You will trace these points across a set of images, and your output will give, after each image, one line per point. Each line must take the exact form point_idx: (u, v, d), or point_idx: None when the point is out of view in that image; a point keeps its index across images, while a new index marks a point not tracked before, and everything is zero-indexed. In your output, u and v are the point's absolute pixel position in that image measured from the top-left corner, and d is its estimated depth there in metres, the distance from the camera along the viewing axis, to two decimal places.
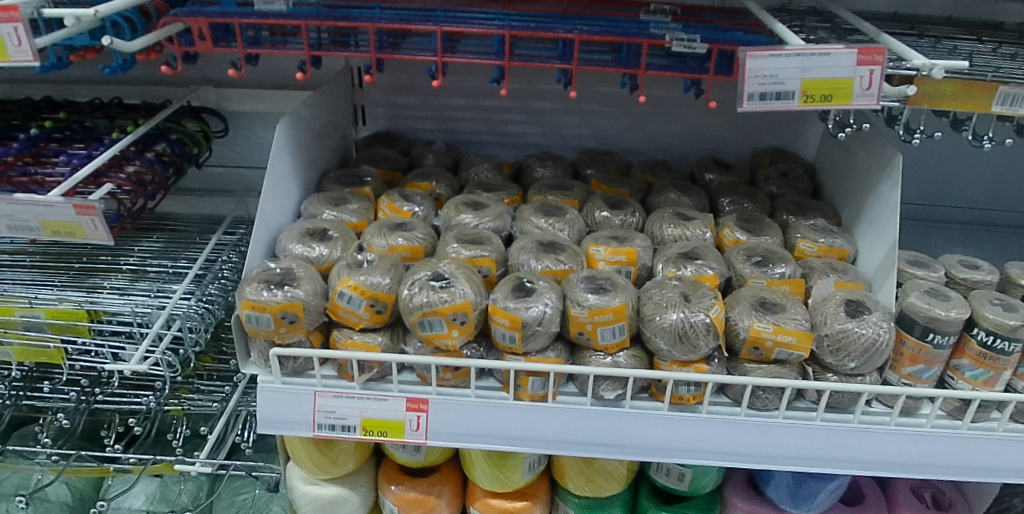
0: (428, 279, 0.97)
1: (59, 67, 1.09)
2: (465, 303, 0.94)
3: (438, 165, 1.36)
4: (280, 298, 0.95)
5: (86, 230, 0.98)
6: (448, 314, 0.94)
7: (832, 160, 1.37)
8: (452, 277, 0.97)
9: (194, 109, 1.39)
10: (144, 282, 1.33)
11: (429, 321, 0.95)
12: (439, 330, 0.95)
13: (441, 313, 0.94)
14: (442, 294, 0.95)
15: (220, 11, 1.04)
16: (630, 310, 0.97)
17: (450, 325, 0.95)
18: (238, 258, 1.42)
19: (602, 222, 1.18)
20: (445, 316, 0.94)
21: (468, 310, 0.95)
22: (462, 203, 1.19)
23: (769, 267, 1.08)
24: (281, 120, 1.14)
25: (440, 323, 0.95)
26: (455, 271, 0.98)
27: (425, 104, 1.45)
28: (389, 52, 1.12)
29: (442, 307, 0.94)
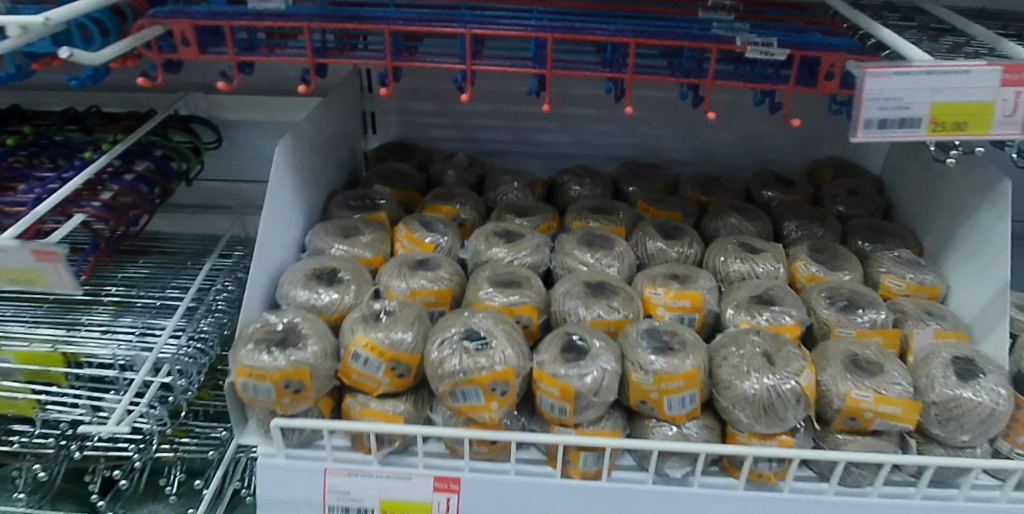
0: (462, 338, 0.81)
1: (19, 77, 0.92)
2: (508, 369, 0.78)
3: (459, 182, 1.20)
4: (282, 363, 0.79)
5: (47, 278, 0.81)
6: (486, 383, 0.78)
7: (909, 176, 1.19)
8: (489, 335, 0.81)
9: (183, 120, 1.22)
10: (129, 317, 1.16)
11: (463, 391, 0.79)
12: (475, 401, 0.79)
13: (478, 382, 0.78)
14: (477, 358, 0.79)
15: (207, 12, 0.87)
16: (703, 374, 0.81)
17: (489, 397, 0.79)
18: (236, 284, 1.25)
19: (656, 254, 1.02)
20: (482, 385, 0.78)
21: (510, 378, 0.79)
22: (493, 233, 1.02)
23: (854, 312, 0.91)
24: (281, 139, 0.97)
25: (475, 393, 0.79)
26: (492, 328, 0.82)
27: (443, 110, 1.28)
28: (408, 58, 0.94)
29: (478, 374, 0.78)
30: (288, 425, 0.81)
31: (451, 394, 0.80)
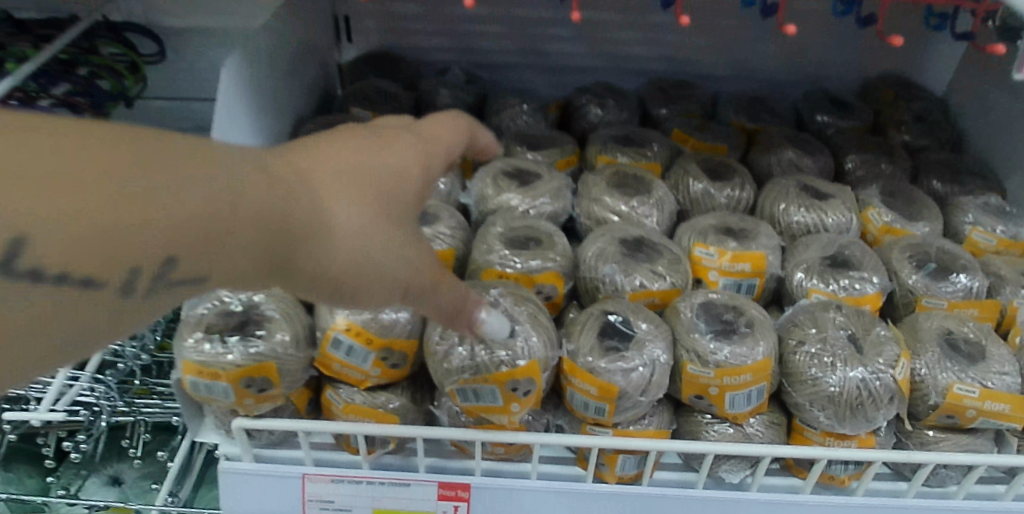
0: None
1: None
2: (533, 366, 0.62)
3: (456, 106, 0.99)
4: (239, 357, 0.62)
5: None
6: (505, 384, 0.62)
7: (986, 98, 0.98)
8: (510, 316, 0.63)
9: (112, 26, 0.98)
10: None
11: (477, 390, 0.63)
12: (490, 401, 0.64)
13: (495, 382, 0.62)
14: (493, 352, 0.62)
15: None
16: (773, 364, 0.65)
17: (508, 398, 0.63)
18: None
19: (700, 199, 0.84)
20: (500, 386, 0.62)
21: (535, 374, 0.63)
22: (502, 174, 0.83)
23: (945, 278, 0.73)
24: (227, 60, 0.76)
25: (491, 393, 0.63)
26: (517, 310, 0.64)
27: (433, 14, 1.05)
28: None
29: (497, 373, 0.62)
30: (255, 427, 0.65)
31: (460, 390, 0.64)
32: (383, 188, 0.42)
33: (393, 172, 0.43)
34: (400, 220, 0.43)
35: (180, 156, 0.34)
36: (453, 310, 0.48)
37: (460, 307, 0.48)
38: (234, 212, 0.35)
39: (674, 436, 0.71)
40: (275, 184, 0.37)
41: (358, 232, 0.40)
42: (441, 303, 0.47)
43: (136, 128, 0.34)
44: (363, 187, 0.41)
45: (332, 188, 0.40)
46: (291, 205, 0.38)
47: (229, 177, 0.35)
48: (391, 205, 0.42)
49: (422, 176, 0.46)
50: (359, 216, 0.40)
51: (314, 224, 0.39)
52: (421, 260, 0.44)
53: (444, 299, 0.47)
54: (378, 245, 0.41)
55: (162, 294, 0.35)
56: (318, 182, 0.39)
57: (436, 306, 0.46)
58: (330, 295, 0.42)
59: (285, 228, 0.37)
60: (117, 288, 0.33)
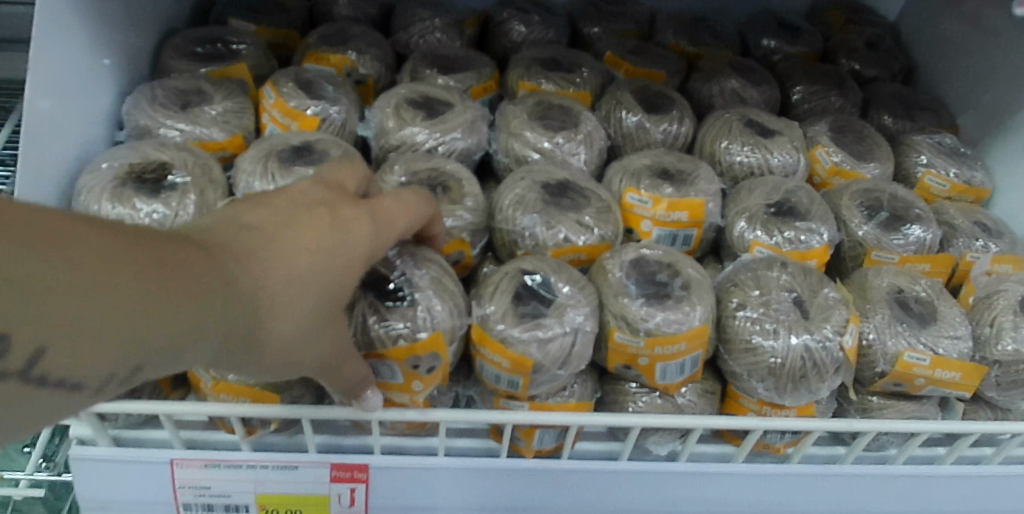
0: (362, 288, 0.53)
1: None
2: (438, 336, 0.53)
3: (356, 17, 0.85)
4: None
5: None
6: (406, 360, 0.53)
7: (942, 23, 0.90)
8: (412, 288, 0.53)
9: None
10: None
11: (375, 368, 0.53)
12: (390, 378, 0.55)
13: (395, 358, 0.53)
14: (395, 323, 0.52)
15: None
16: (711, 328, 0.57)
17: (411, 375, 0.54)
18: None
19: (634, 134, 0.74)
20: (401, 363, 0.53)
21: (443, 349, 0.54)
22: (407, 103, 0.71)
23: (898, 229, 0.66)
24: None
25: (389, 370, 0.54)
26: (424, 281, 0.54)
27: None
28: None
29: (396, 349, 0.52)
30: (106, 410, 0.55)
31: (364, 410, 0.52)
32: (329, 290, 0.40)
33: (349, 264, 0.41)
34: (339, 321, 0.42)
35: (159, 281, 0.32)
36: (357, 384, 0.48)
37: (364, 383, 0.49)
38: (186, 332, 0.33)
39: (598, 406, 0.63)
40: (229, 292, 0.35)
41: (291, 335, 0.39)
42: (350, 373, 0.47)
43: (155, 248, 0.32)
44: (317, 286, 0.39)
45: (278, 286, 0.37)
46: (239, 312, 0.35)
47: (189, 283, 0.33)
48: (334, 304, 0.41)
49: (374, 263, 0.43)
50: (296, 324, 0.39)
51: (251, 326, 0.37)
52: (338, 353, 0.43)
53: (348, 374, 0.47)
54: (306, 346, 0.40)
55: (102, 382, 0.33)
56: (272, 283, 0.37)
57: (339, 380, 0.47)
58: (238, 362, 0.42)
59: (229, 334, 0.36)
60: (58, 389, 0.30)
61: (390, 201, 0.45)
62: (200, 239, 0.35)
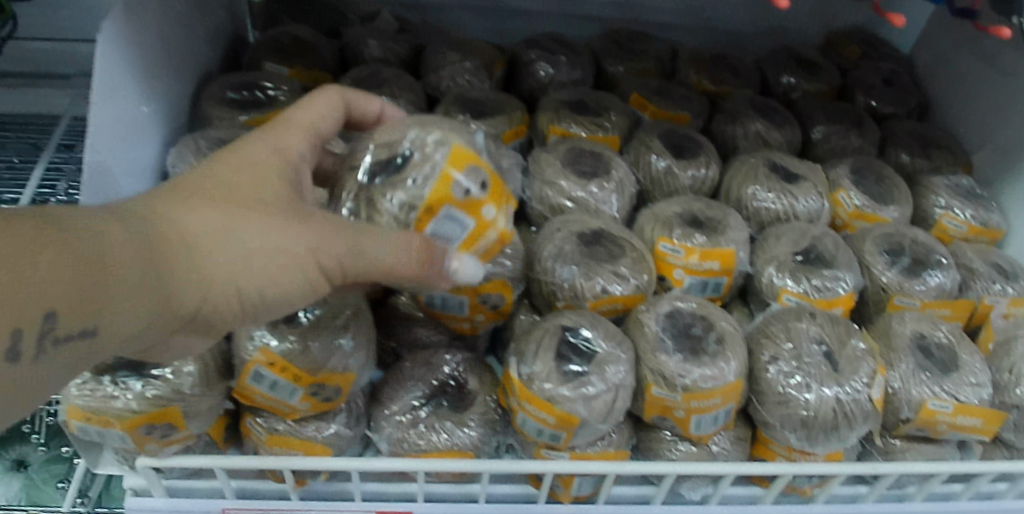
0: (385, 171, 0.51)
1: None
2: (456, 146, 0.50)
3: (387, 60, 0.87)
4: (133, 407, 0.55)
5: None
6: (454, 186, 0.49)
7: (956, 60, 0.92)
8: (424, 147, 0.50)
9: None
10: None
11: (438, 228, 0.50)
12: (464, 228, 0.51)
13: (445, 202, 0.49)
14: (426, 174, 0.49)
15: None
16: (744, 382, 0.60)
17: (473, 202, 0.50)
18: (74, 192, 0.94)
19: (662, 179, 0.76)
20: (454, 200, 0.49)
21: (475, 157, 0.50)
22: None
23: (920, 275, 0.69)
24: (104, 25, 0.62)
25: (447, 222, 0.50)
26: (434, 136, 0.51)
27: None
28: None
29: (435, 194, 0.49)
30: (164, 466, 0.57)
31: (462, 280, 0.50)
32: (238, 196, 0.45)
33: (244, 167, 0.47)
34: (294, 216, 0.46)
35: (54, 220, 0.36)
36: (412, 249, 0.47)
37: (431, 247, 0.48)
38: (107, 260, 0.37)
39: (633, 451, 0.66)
40: (127, 215, 0.40)
41: (226, 233, 0.43)
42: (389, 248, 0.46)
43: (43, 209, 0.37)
44: (212, 191, 0.45)
45: (179, 204, 0.43)
46: (148, 228, 0.40)
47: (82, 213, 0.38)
48: (258, 197, 0.46)
49: (281, 157, 0.49)
50: (219, 218, 0.43)
51: (176, 256, 0.41)
52: (323, 232, 0.46)
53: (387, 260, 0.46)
54: (254, 235, 0.44)
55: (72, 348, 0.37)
56: (169, 205, 0.43)
57: (376, 266, 0.47)
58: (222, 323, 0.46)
59: (151, 250, 0.40)
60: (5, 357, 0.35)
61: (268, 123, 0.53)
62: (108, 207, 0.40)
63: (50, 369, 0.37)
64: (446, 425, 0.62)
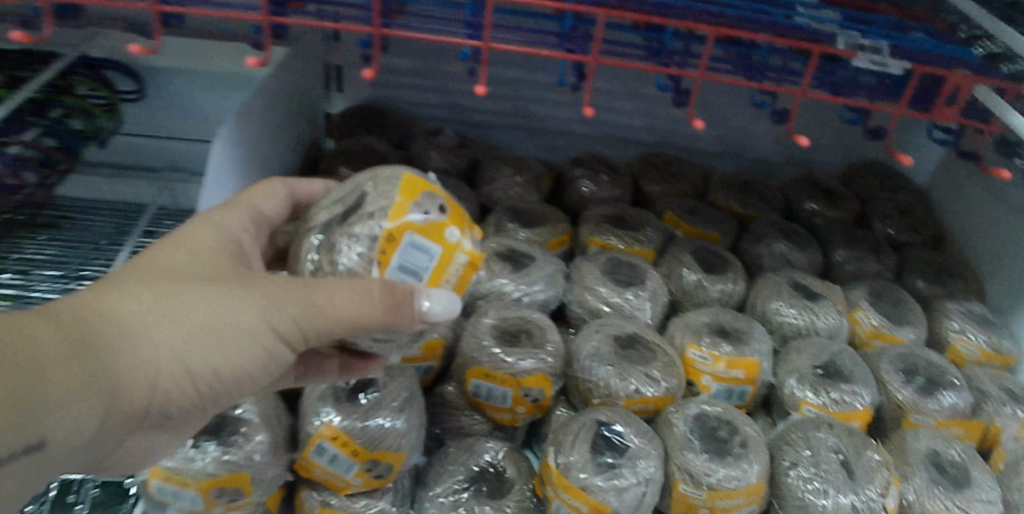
0: (339, 220, 0.50)
1: None
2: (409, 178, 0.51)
3: (448, 170, 0.97)
4: (211, 469, 0.60)
5: None
6: (412, 212, 0.49)
7: (968, 196, 1.00)
8: (369, 194, 0.50)
9: (92, 65, 0.99)
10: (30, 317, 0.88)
11: (404, 258, 0.49)
12: (431, 256, 0.50)
13: (405, 228, 0.49)
14: (379, 210, 0.49)
15: None
16: (765, 485, 0.65)
17: (433, 226, 0.49)
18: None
19: (693, 291, 0.83)
20: (415, 224, 0.49)
21: (428, 184, 0.51)
22: (496, 255, 0.81)
23: (934, 394, 0.73)
24: (219, 133, 0.72)
25: (410, 256, 0.49)
26: (383, 177, 0.51)
27: (428, 72, 1.03)
28: (397, 23, 0.68)
29: (392, 222, 0.49)
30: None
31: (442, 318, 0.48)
32: (177, 272, 0.49)
33: (176, 248, 0.51)
34: (235, 281, 0.49)
35: None
36: (375, 293, 0.47)
37: (398, 287, 0.47)
38: (37, 351, 0.41)
39: None
40: (61, 314, 0.44)
41: (167, 314, 0.47)
42: (350, 293, 0.47)
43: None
44: (152, 272, 0.48)
45: (115, 290, 0.46)
46: (79, 324, 0.44)
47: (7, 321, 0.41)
48: (196, 274, 0.49)
49: (222, 235, 0.54)
50: (156, 300, 0.47)
51: (114, 335, 0.45)
52: (275, 294, 0.48)
53: (351, 310, 0.47)
54: (195, 312, 0.47)
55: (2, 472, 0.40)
56: (104, 294, 0.46)
57: (343, 320, 0.47)
58: (179, 396, 0.49)
59: (86, 348, 0.43)
60: None
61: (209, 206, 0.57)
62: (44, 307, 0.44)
63: None
64: (486, 509, 0.66)
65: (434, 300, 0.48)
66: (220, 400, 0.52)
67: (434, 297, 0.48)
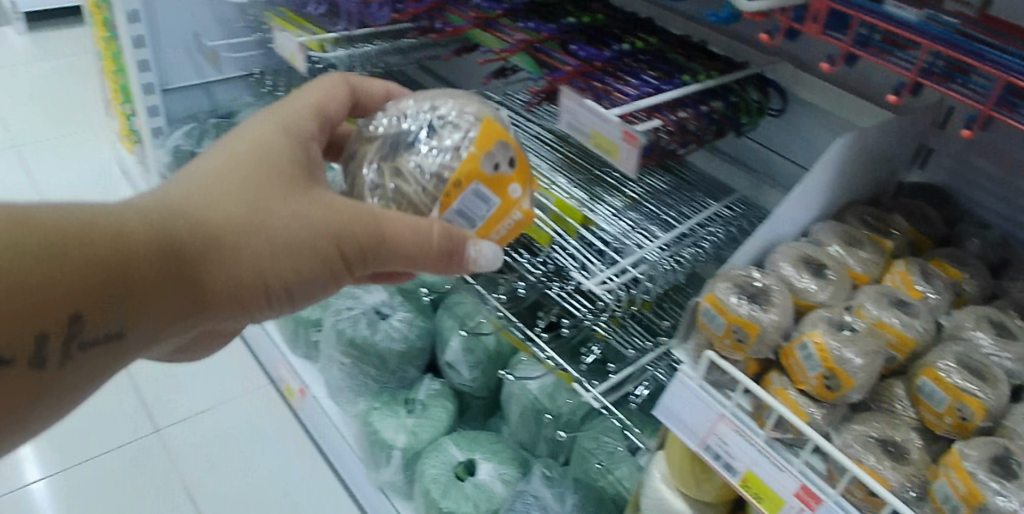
0: (424, 135, 0.79)
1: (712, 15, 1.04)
2: (501, 134, 0.80)
3: (982, 257, 1.07)
4: (744, 311, 0.88)
5: (620, 155, 0.95)
6: (481, 169, 0.78)
7: None
8: (443, 135, 0.79)
9: (763, 81, 1.17)
10: (639, 215, 1.22)
11: (465, 201, 0.78)
12: (490, 205, 0.80)
13: (473, 179, 0.78)
14: (456, 158, 0.78)
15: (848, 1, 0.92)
16: None
17: (500, 183, 0.80)
18: (726, 236, 1.19)
19: None
20: (481, 178, 0.78)
21: (502, 141, 0.80)
22: (987, 318, 0.94)
23: None
24: (846, 136, 0.98)
25: (480, 195, 0.79)
26: (471, 122, 0.80)
27: (1000, 181, 1.14)
28: (1010, 113, 0.87)
29: (464, 172, 0.77)
30: (718, 361, 0.89)
31: (484, 262, 0.79)
32: (246, 188, 0.73)
33: (242, 163, 0.74)
34: (293, 196, 0.75)
35: (82, 234, 0.64)
36: (433, 238, 0.75)
37: (455, 235, 0.76)
38: (124, 260, 0.66)
39: None
40: (159, 220, 0.69)
41: (249, 225, 0.73)
42: (409, 230, 0.74)
43: None
44: (223, 184, 0.73)
45: (204, 196, 0.72)
46: (179, 230, 0.70)
47: (120, 224, 0.67)
48: (259, 195, 0.73)
49: (291, 141, 0.79)
50: (242, 214, 0.72)
51: (200, 246, 0.71)
52: (340, 225, 0.75)
53: (408, 246, 0.75)
54: (278, 227, 0.74)
55: (96, 348, 0.68)
56: (200, 197, 0.72)
57: (398, 248, 0.76)
58: (248, 296, 0.76)
59: (169, 253, 0.69)
60: (40, 361, 0.65)
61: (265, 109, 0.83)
62: (141, 212, 0.69)
63: (81, 366, 0.69)
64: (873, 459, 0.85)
65: (481, 246, 0.79)
66: (280, 300, 0.79)
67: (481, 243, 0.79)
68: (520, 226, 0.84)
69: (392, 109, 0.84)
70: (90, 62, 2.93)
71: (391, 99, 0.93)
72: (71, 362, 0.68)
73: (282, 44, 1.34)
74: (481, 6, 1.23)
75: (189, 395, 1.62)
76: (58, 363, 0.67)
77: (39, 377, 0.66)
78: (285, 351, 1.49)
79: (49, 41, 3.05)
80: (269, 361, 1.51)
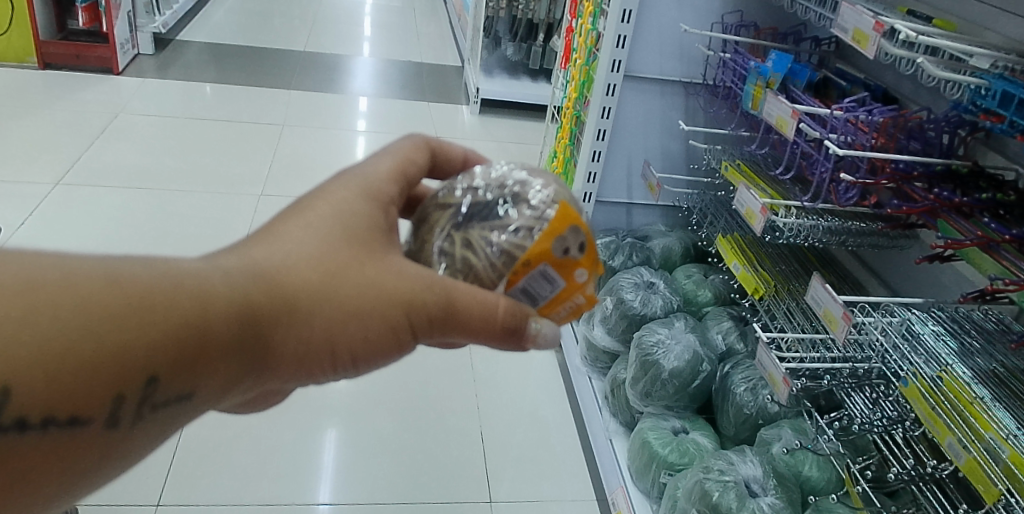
0: (504, 207, 0.74)
1: None
2: (568, 212, 0.72)
3: None
4: None
5: None
6: (551, 250, 0.70)
7: None
8: (521, 209, 0.73)
9: None
10: None
11: (531, 281, 0.71)
12: (551, 287, 0.71)
13: (542, 260, 0.70)
14: (527, 238, 0.71)
15: None
16: None
17: (563, 268, 0.71)
18: None
19: None
20: (550, 259, 0.70)
21: (576, 222, 0.72)
22: None
23: None
24: None
25: (541, 277, 0.71)
26: (546, 202, 0.73)
27: None
28: None
29: (535, 252, 0.70)
30: None
31: (545, 343, 0.72)
32: (321, 247, 0.65)
33: (325, 226, 0.67)
34: (371, 259, 0.67)
35: (168, 287, 0.57)
36: (500, 315, 0.69)
37: (520, 311, 0.70)
38: (206, 316, 0.59)
39: None
40: (240, 278, 0.61)
41: (324, 286, 0.65)
42: (480, 307, 0.68)
43: (87, 296, 0.54)
44: (302, 245, 0.65)
45: (283, 255, 0.64)
46: (258, 293, 0.62)
47: (204, 278, 0.60)
48: (336, 259, 0.65)
49: (372, 205, 0.71)
50: (317, 274, 0.64)
51: (277, 307, 0.63)
52: (414, 297, 0.67)
53: (476, 323, 0.68)
54: (353, 295, 0.66)
55: (164, 412, 0.61)
56: (280, 256, 0.64)
57: (466, 324, 0.68)
58: (312, 364, 0.67)
59: (249, 313, 0.61)
60: (107, 423, 0.58)
61: (344, 168, 0.75)
62: (219, 265, 0.61)
63: (141, 432, 0.61)
64: None
65: (543, 323, 0.71)
66: (346, 374, 0.70)
67: (542, 321, 0.72)
68: (582, 312, 0.75)
69: (465, 175, 0.80)
70: (527, 150, 3.33)
71: (470, 167, 0.87)
72: (140, 424, 0.60)
73: (743, 200, 1.40)
74: (987, 226, 1.13)
75: (515, 480, 1.68)
76: (127, 425, 0.59)
77: (104, 439, 0.59)
78: (627, 479, 1.49)
79: (493, 126, 3.54)
80: (609, 485, 1.53)
